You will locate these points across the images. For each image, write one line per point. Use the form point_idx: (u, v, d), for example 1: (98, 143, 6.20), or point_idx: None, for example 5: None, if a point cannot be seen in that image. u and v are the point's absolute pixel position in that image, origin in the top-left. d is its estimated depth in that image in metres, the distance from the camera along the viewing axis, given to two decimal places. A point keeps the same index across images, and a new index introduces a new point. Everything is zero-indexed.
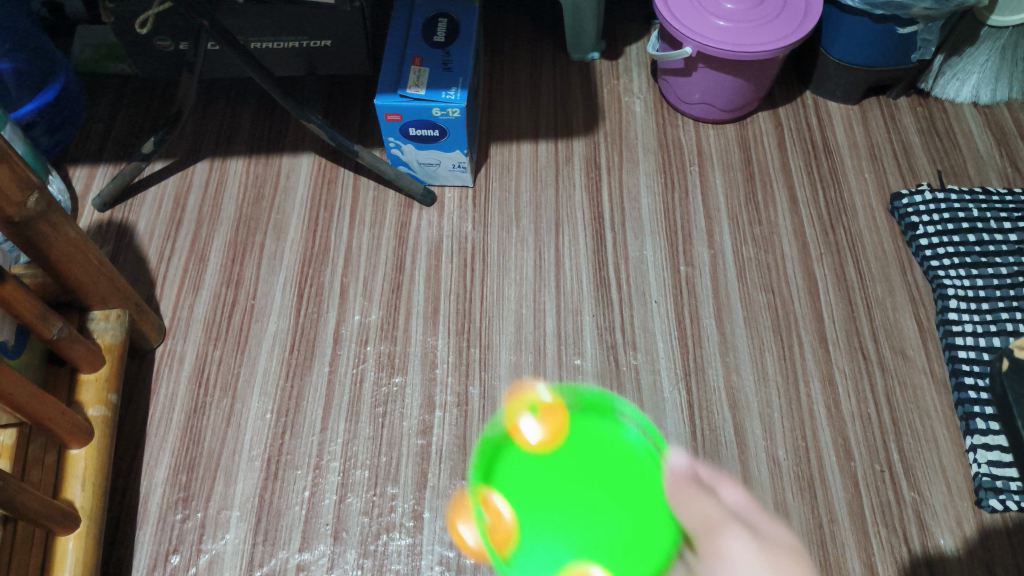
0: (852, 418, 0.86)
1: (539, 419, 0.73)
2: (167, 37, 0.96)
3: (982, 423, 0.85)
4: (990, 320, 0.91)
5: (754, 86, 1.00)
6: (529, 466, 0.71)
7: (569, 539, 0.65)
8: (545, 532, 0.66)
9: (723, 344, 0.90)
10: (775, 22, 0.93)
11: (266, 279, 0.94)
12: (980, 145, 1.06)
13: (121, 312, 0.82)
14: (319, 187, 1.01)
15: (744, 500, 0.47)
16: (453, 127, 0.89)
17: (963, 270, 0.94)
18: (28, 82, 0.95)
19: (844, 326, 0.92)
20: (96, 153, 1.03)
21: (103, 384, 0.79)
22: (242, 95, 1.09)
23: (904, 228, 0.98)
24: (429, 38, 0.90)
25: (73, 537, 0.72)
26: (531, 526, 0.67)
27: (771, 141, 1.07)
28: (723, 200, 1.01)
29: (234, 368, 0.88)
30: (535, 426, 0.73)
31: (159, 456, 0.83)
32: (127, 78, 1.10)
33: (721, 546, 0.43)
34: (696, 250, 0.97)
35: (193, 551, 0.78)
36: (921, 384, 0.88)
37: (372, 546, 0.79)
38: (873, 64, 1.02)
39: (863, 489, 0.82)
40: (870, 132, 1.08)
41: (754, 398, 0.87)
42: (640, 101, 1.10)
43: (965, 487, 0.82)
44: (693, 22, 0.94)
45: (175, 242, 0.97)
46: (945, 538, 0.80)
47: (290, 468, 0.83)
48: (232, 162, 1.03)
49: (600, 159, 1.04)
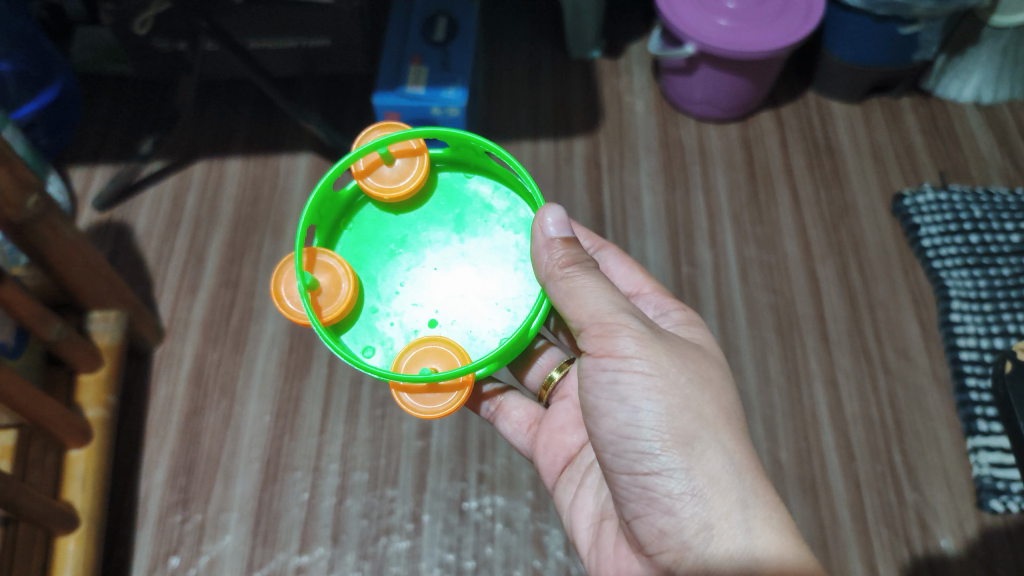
0: (854, 420, 0.86)
1: (406, 170, 0.62)
2: (164, 39, 0.95)
3: (984, 424, 0.84)
4: (993, 322, 0.90)
5: (755, 85, 1.00)
6: (382, 227, 0.63)
7: (421, 253, 0.62)
8: (402, 257, 0.62)
9: (725, 346, 0.90)
10: (778, 21, 0.92)
11: (264, 280, 0.94)
12: (983, 145, 1.05)
13: (120, 314, 0.81)
14: (318, 187, 1.01)
15: (665, 321, 0.67)
16: (452, 124, 0.89)
17: (966, 271, 0.94)
18: (28, 83, 0.92)
19: (846, 328, 0.92)
20: (95, 154, 1.03)
21: (102, 386, 0.79)
22: (240, 95, 1.09)
23: (906, 228, 0.98)
24: (428, 37, 0.89)
25: (73, 539, 0.71)
26: (371, 281, 0.61)
27: (773, 141, 1.06)
28: (724, 200, 1.01)
29: (233, 369, 0.88)
30: (403, 163, 0.62)
31: (158, 457, 0.83)
32: (126, 79, 1.09)
33: (573, 279, 0.54)
34: (697, 251, 0.97)
35: (193, 553, 0.78)
36: (923, 386, 0.88)
37: (372, 548, 0.78)
38: (875, 63, 1.01)
39: (864, 491, 0.82)
40: (872, 132, 1.07)
41: (756, 399, 0.87)
42: (641, 100, 1.09)
43: (967, 489, 0.82)
44: (695, 21, 0.93)
45: (173, 242, 0.96)
46: (946, 541, 0.79)
47: (289, 470, 0.82)
48: (231, 162, 1.03)
49: (601, 158, 1.04)
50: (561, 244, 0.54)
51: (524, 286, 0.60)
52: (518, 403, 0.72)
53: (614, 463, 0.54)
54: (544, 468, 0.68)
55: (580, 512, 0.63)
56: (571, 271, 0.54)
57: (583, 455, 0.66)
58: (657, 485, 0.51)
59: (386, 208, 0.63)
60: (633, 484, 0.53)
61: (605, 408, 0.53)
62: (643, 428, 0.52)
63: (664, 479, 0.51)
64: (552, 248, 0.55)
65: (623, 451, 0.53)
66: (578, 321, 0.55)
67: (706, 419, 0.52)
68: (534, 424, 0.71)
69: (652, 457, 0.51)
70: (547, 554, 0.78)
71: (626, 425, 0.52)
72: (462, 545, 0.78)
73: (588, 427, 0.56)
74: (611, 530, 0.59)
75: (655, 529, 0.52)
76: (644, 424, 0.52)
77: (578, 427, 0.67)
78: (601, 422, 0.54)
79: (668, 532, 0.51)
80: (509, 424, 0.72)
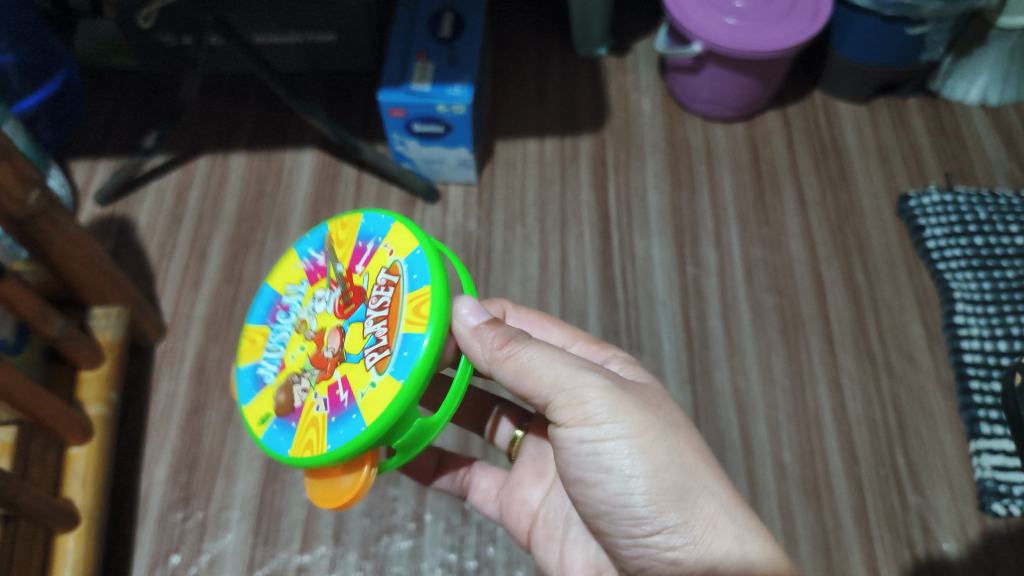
0: (859, 423, 0.86)
1: (280, 387, 0.57)
2: (170, 33, 0.94)
3: (987, 427, 0.84)
4: (997, 325, 0.90)
5: (762, 85, 0.99)
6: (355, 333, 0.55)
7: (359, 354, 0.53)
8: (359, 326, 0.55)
9: (730, 347, 0.90)
10: (786, 21, 0.91)
11: (267, 277, 0.93)
12: (989, 147, 1.05)
13: (121, 310, 0.81)
14: (321, 184, 1.00)
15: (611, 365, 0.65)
16: (457, 123, 0.88)
17: (970, 273, 0.93)
18: (31, 76, 0.91)
19: (852, 330, 0.91)
20: (97, 147, 1.03)
21: (104, 383, 0.78)
22: (244, 89, 1.08)
23: (911, 230, 0.98)
24: (433, 33, 0.89)
25: (73, 537, 0.71)
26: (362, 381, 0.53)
27: (779, 141, 1.06)
28: (730, 200, 1.00)
29: (236, 367, 0.87)
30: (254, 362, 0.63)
31: (159, 454, 0.83)
32: (129, 72, 1.08)
33: (517, 358, 0.53)
34: (703, 251, 0.96)
35: (194, 551, 0.78)
36: (928, 389, 0.88)
37: (373, 547, 0.78)
38: (882, 64, 1.00)
39: (868, 494, 0.82)
40: (879, 132, 1.07)
41: (760, 400, 0.86)
42: (648, 98, 1.09)
43: (970, 492, 0.82)
44: (703, 19, 0.92)
45: (176, 238, 0.96)
46: (949, 544, 0.79)
47: (291, 468, 0.82)
48: (234, 157, 1.02)
49: (607, 157, 1.03)
50: (489, 329, 0.53)
51: (346, 421, 0.50)
52: (485, 475, 0.73)
53: (614, 532, 0.54)
54: (512, 530, 0.70)
55: (569, 568, 0.62)
56: (510, 350, 0.53)
57: (548, 510, 0.67)
58: (658, 542, 0.52)
59: (309, 354, 0.57)
60: (633, 545, 0.53)
61: (593, 480, 0.53)
62: (633, 493, 0.52)
63: (662, 538, 0.51)
64: (481, 336, 0.53)
65: (618, 517, 0.53)
66: (540, 396, 0.54)
67: (686, 466, 0.52)
68: (500, 491, 0.72)
69: (648, 519, 0.52)
70: None
71: (618, 493, 0.52)
72: (464, 546, 0.78)
73: (575, 498, 0.56)
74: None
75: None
76: (634, 489, 0.52)
77: (538, 479, 0.69)
78: (589, 493, 0.54)
79: None
80: (479, 493, 0.73)
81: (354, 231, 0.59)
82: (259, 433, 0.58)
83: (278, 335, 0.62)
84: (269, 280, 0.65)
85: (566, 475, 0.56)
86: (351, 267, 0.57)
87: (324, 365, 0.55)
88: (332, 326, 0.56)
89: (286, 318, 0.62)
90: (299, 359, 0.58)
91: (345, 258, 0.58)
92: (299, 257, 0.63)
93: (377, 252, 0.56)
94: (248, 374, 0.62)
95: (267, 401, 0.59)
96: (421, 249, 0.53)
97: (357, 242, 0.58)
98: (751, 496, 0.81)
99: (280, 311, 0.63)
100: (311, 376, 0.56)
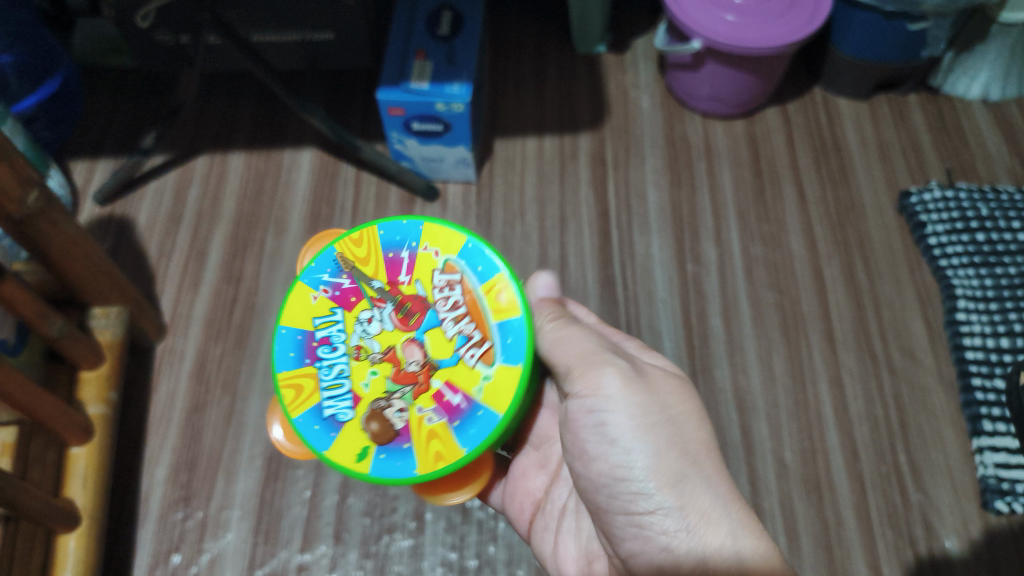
0: (861, 420, 0.85)
1: (368, 419, 0.58)
2: (167, 31, 0.94)
3: (989, 425, 0.84)
4: (999, 321, 0.89)
5: (762, 82, 0.99)
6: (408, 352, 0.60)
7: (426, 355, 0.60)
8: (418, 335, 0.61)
9: (731, 345, 0.89)
10: (786, 17, 0.91)
11: (266, 276, 0.93)
12: (990, 143, 1.04)
13: (121, 310, 0.81)
14: (320, 183, 1.00)
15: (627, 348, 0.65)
16: (456, 121, 0.87)
17: (971, 269, 0.93)
18: (28, 76, 0.91)
19: (853, 327, 0.91)
20: (96, 147, 1.02)
21: (104, 383, 0.78)
22: (243, 88, 1.08)
23: (912, 226, 0.97)
24: (432, 31, 0.88)
25: (73, 537, 0.71)
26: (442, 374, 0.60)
27: (779, 138, 1.05)
28: (730, 197, 1.00)
29: (235, 366, 0.87)
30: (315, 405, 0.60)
31: (160, 454, 0.83)
32: (128, 72, 1.08)
33: (559, 330, 0.60)
34: (703, 249, 0.96)
35: (195, 550, 0.78)
36: (929, 386, 0.88)
37: (374, 547, 0.78)
38: (882, 60, 1.00)
39: (870, 491, 0.82)
40: (880, 129, 1.06)
41: (761, 398, 0.86)
42: (647, 96, 1.08)
43: (972, 490, 0.82)
44: (702, 16, 0.92)
45: (175, 237, 0.96)
46: (951, 541, 0.79)
47: (291, 467, 0.82)
48: (233, 157, 1.02)
49: (606, 155, 1.03)
50: (547, 304, 0.64)
51: (476, 420, 0.57)
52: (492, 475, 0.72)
53: (612, 507, 0.55)
54: (513, 520, 0.70)
55: (565, 558, 0.64)
56: (550, 327, 0.61)
57: (552, 501, 0.69)
58: (652, 523, 0.52)
59: (388, 374, 0.60)
60: (629, 523, 0.54)
61: (597, 451, 0.55)
62: (634, 470, 0.53)
63: (655, 518, 0.52)
64: (540, 307, 0.64)
65: (617, 493, 0.54)
66: (567, 368, 0.58)
67: (690, 454, 0.53)
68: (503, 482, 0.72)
69: (646, 497, 0.52)
70: None
71: (618, 468, 0.54)
72: (465, 544, 0.78)
73: (580, 471, 0.58)
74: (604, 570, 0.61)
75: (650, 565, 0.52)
76: (635, 465, 0.53)
77: (541, 470, 0.71)
78: (593, 465, 0.56)
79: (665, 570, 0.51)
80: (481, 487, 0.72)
81: (373, 246, 0.64)
82: (366, 470, 0.58)
83: (332, 371, 0.61)
84: (282, 321, 0.63)
85: (576, 448, 0.58)
86: (391, 279, 0.63)
87: (416, 380, 0.59)
88: (406, 340, 0.61)
89: (332, 353, 0.61)
90: (376, 385, 0.60)
91: (380, 274, 0.63)
92: (312, 288, 0.63)
93: (419, 257, 0.63)
94: (313, 420, 0.60)
95: (358, 434, 0.59)
96: (472, 244, 0.63)
97: (384, 255, 0.64)
98: (752, 494, 0.81)
99: (317, 348, 0.62)
100: (405, 395, 0.59)
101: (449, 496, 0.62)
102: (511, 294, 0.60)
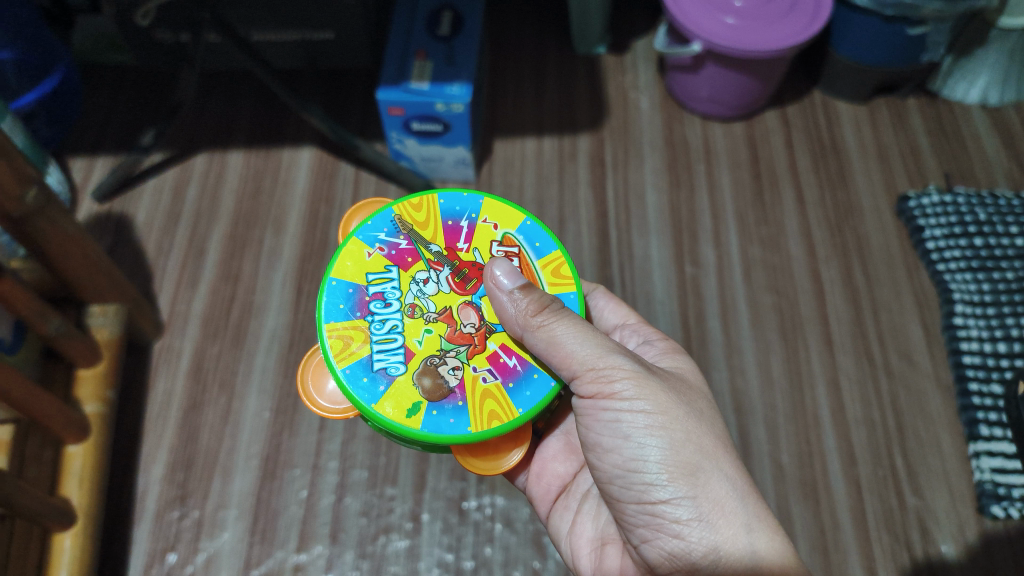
0: (858, 423, 0.86)
1: (421, 373, 0.56)
2: (167, 29, 0.94)
3: (986, 429, 0.84)
4: (996, 326, 0.90)
5: (761, 85, 0.99)
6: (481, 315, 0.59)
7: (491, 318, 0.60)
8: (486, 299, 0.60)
9: (728, 347, 0.89)
10: (786, 20, 0.91)
11: (264, 275, 0.93)
12: (989, 148, 1.05)
13: (119, 308, 0.81)
14: (319, 182, 1.00)
15: (651, 351, 0.65)
16: (456, 122, 0.87)
17: (969, 273, 0.93)
18: (28, 73, 0.91)
19: (850, 330, 0.91)
20: (94, 145, 1.02)
21: (101, 382, 0.78)
22: (242, 86, 1.08)
23: (911, 230, 0.97)
24: (433, 31, 0.88)
25: (69, 536, 0.71)
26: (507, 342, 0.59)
27: (778, 141, 1.05)
28: (729, 200, 1.00)
29: (233, 365, 0.87)
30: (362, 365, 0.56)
31: (157, 452, 0.82)
32: (127, 69, 1.08)
33: (550, 327, 0.54)
34: (702, 251, 0.96)
35: (190, 550, 0.78)
36: (926, 390, 0.88)
37: (370, 547, 0.78)
38: (881, 64, 1.00)
39: (866, 495, 0.82)
40: (879, 133, 1.07)
41: (759, 401, 0.86)
42: (646, 97, 1.09)
43: (968, 494, 0.82)
44: (702, 18, 0.92)
45: (173, 235, 0.96)
46: (947, 546, 0.79)
47: (288, 467, 0.82)
48: (232, 155, 1.02)
49: (605, 156, 1.03)
50: (523, 294, 0.55)
51: (530, 381, 0.57)
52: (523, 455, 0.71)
53: (622, 495, 0.55)
54: (536, 499, 0.69)
55: (579, 537, 0.64)
56: (544, 319, 0.54)
57: (577, 484, 0.67)
58: (665, 512, 0.52)
59: (443, 333, 0.57)
60: (641, 512, 0.54)
61: (610, 445, 0.55)
62: (648, 462, 0.53)
63: (668, 508, 0.52)
64: (516, 300, 0.55)
65: (629, 483, 0.54)
66: (567, 369, 0.54)
67: (703, 447, 0.53)
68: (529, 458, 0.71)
69: (660, 488, 0.52)
70: (547, 555, 0.77)
71: (632, 460, 0.54)
72: (461, 545, 0.78)
73: (590, 462, 0.58)
74: (615, 553, 0.61)
75: (664, 553, 0.53)
76: (650, 458, 0.53)
77: (569, 456, 0.69)
78: (605, 457, 0.56)
79: (679, 559, 0.52)
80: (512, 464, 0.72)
81: (433, 212, 0.63)
82: (416, 425, 0.54)
83: (385, 326, 0.57)
84: (333, 273, 0.59)
85: (584, 438, 0.58)
86: (450, 245, 0.61)
87: (472, 341, 0.58)
88: (462, 302, 0.59)
89: (386, 309, 0.58)
90: (430, 342, 0.57)
91: (439, 239, 0.61)
92: (368, 245, 0.60)
93: (477, 227, 0.62)
94: (362, 372, 0.56)
95: (410, 390, 0.55)
96: (531, 221, 0.63)
97: (443, 221, 0.62)
98: None
99: (370, 302, 0.58)
100: (460, 354, 0.57)
101: (507, 457, 0.60)
102: (568, 269, 0.62)
